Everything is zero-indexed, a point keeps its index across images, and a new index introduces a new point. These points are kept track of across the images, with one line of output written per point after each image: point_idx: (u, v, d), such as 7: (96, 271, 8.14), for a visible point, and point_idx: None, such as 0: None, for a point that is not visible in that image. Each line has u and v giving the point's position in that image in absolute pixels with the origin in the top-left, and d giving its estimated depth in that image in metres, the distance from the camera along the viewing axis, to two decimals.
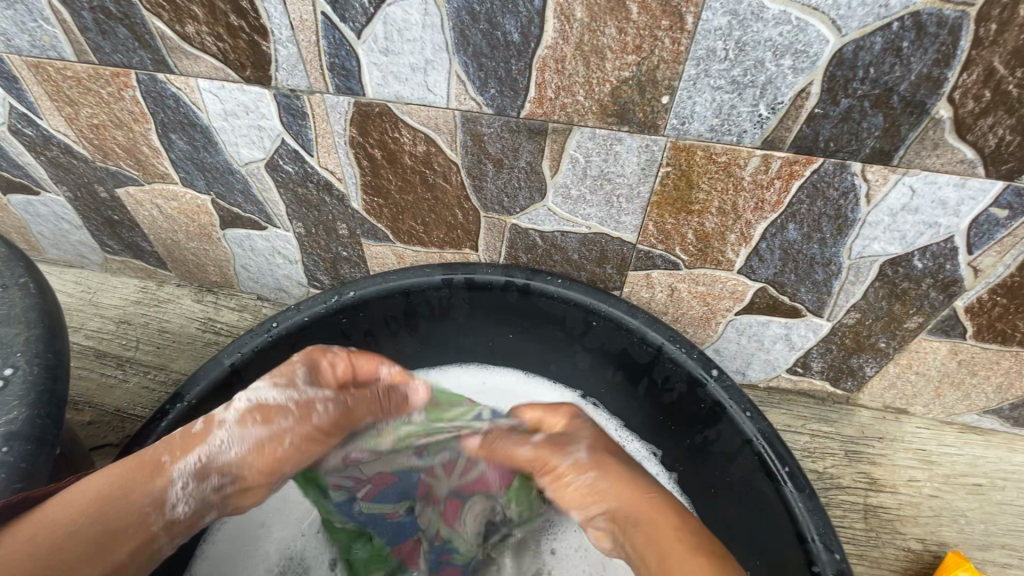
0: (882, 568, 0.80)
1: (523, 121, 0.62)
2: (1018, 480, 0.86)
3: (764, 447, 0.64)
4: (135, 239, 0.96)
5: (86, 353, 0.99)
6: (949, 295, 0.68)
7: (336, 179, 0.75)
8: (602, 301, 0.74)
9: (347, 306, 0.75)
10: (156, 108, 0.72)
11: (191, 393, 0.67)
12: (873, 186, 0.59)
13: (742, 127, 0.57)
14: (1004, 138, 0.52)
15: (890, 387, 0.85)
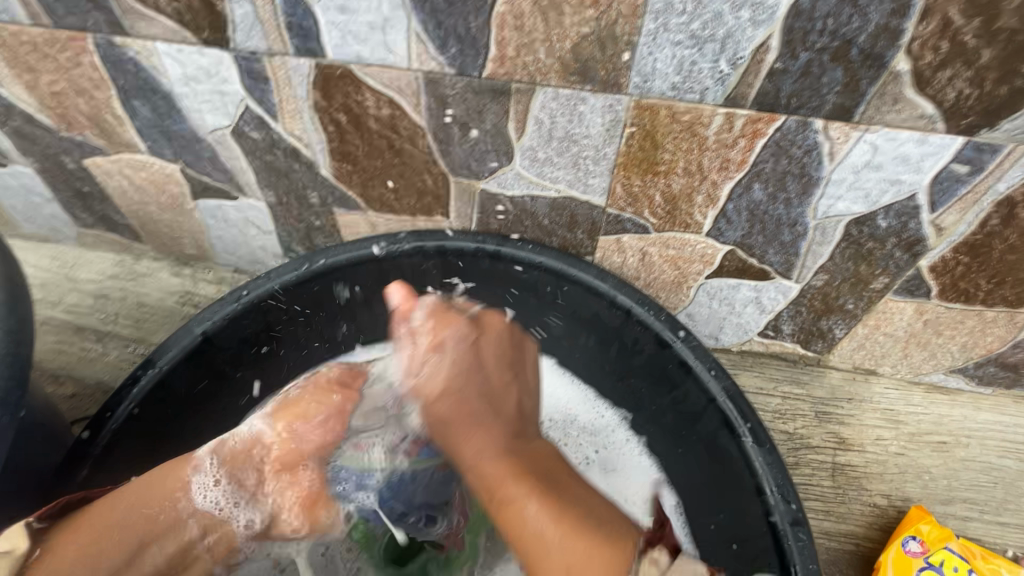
0: (846, 523, 0.83)
1: (486, 81, 0.61)
2: (981, 437, 0.88)
3: (727, 405, 0.65)
4: (108, 211, 0.95)
5: (66, 327, 0.99)
6: (913, 255, 0.69)
7: (304, 146, 0.74)
8: (572, 265, 0.74)
9: (319, 274, 0.75)
10: (115, 74, 0.70)
11: (162, 360, 0.68)
12: (836, 144, 0.59)
13: (704, 83, 0.56)
14: (963, 91, 0.52)
15: (859, 348, 0.87)
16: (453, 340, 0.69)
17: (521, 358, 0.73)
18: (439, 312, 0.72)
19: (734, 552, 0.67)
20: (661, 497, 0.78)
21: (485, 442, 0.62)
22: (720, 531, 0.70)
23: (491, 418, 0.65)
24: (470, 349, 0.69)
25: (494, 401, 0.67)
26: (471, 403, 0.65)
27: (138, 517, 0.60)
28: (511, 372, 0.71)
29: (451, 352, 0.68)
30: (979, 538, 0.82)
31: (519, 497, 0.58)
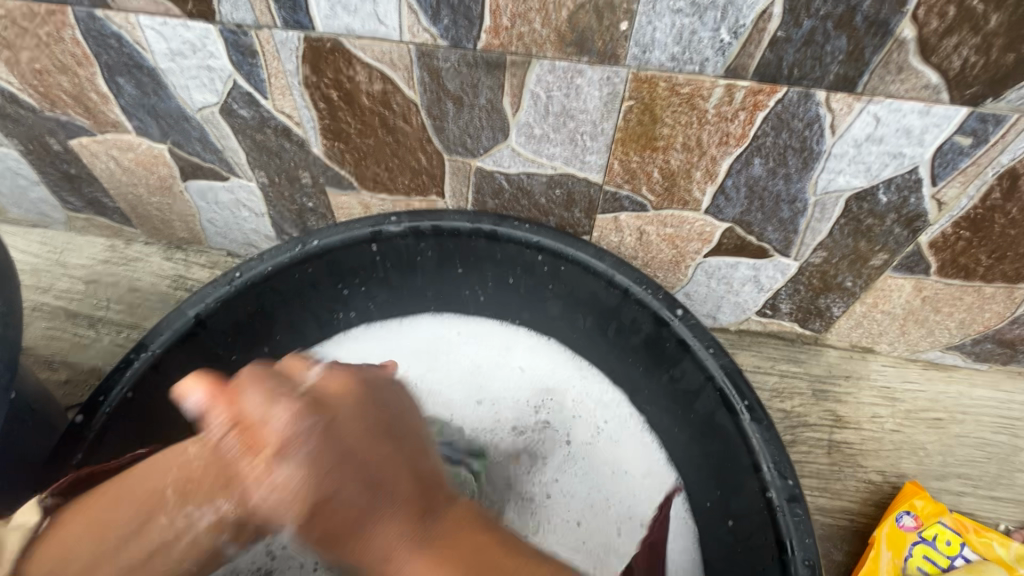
0: (843, 499, 0.83)
1: (480, 54, 0.59)
2: (976, 413, 0.89)
3: (725, 383, 0.65)
4: (96, 194, 0.94)
5: (57, 313, 0.97)
6: (913, 230, 0.68)
7: (294, 123, 0.72)
8: (570, 245, 0.73)
9: (312, 255, 0.74)
10: (98, 49, 0.68)
11: (155, 343, 0.67)
12: (838, 116, 0.58)
13: (704, 54, 0.55)
14: (968, 59, 0.51)
15: (857, 326, 0.87)
16: (315, 376, 0.51)
17: (385, 405, 0.53)
18: (250, 378, 0.49)
19: (730, 529, 0.68)
20: (660, 475, 0.79)
21: (389, 529, 0.45)
22: (717, 508, 0.71)
23: (368, 480, 0.46)
24: (328, 433, 0.47)
25: (387, 422, 0.52)
26: (344, 460, 0.46)
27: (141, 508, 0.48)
28: (388, 442, 0.50)
29: (339, 400, 0.50)
30: (973, 512, 0.83)
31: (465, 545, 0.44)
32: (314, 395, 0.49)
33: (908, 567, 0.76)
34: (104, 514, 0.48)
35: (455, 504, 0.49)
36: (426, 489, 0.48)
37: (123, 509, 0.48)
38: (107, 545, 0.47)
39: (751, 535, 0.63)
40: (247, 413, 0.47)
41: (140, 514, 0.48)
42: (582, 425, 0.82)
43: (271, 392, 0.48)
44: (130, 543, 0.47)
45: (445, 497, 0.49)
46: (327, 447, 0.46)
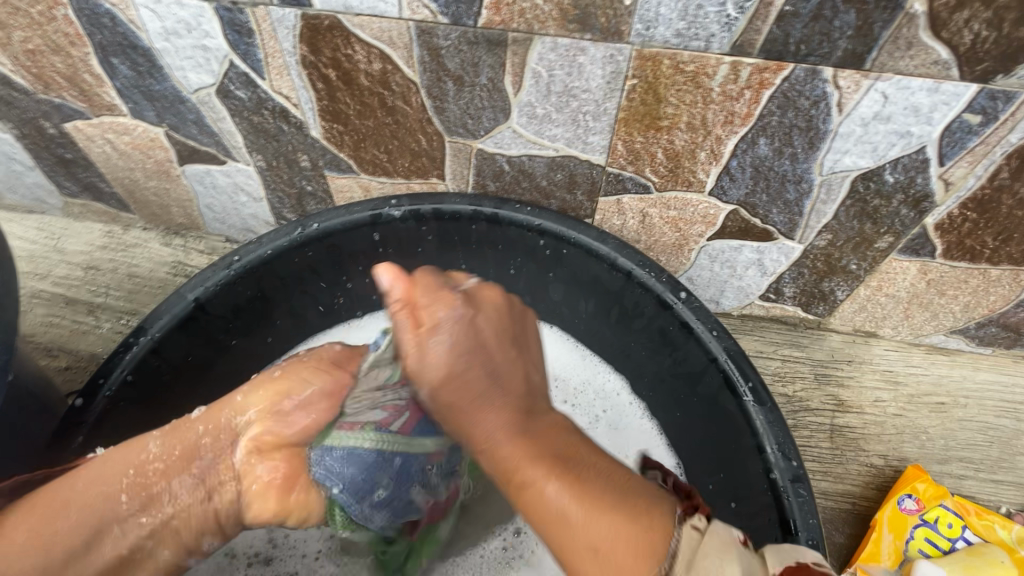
0: (844, 483, 0.83)
1: (481, 31, 0.58)
2: (979, 397, 0.88)
3: (728, 365, 0.64)
4: (92, 179, 0.93)
5: (56, 300, 0.97)
6: (920, 212, 0.67)
7: (292, 105, 0.71)
8: (572, 228, 0.72)
9: (312, 239, 0.73)
10: (92, 29, 0.67)
11: (155, 327, 0.67)
12: (845, 94, 0.57)
13: (710, 30, 0.54)
14: (979, 34, 0.50)
15: (860, 310, 0.86)
16: (448, 313, 0.56)
17: (521, 331, 0.60)
18: (427, 286, 0.58)
19: (732, 511, 0.68)
20: (662, 460, 0.79)
21: (495, 416, 0.50)
22: (719, 491, 0.71)
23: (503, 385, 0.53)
24: (467, 322, 0.56)
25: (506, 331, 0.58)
26: (473, 372, 0.53)
27: (98, 497, 0.51)
28: (513, 349, 0.57)
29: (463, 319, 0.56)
30: (974, 496, 0.83)
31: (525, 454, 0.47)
32: (470, 320, 0.56)
33: (909, 550, 0.77)
34: (64, 500, 0.51)
35: (552, 415, 0.53)
36: (529, 408, 0.52)
37: (74, 509, 0.50)
38: (55, 551, 0.49)
39: (753, 517, 0.63)
40: (432, 323, 0.55)
41: (92, 520, 0.50)
42: (580, 414, 0.83)
43: (466, 312, 0.56)
44: (76, 551, 0.50)
45: (543, 412, 0.53)
46: (443, 325, 0.55)
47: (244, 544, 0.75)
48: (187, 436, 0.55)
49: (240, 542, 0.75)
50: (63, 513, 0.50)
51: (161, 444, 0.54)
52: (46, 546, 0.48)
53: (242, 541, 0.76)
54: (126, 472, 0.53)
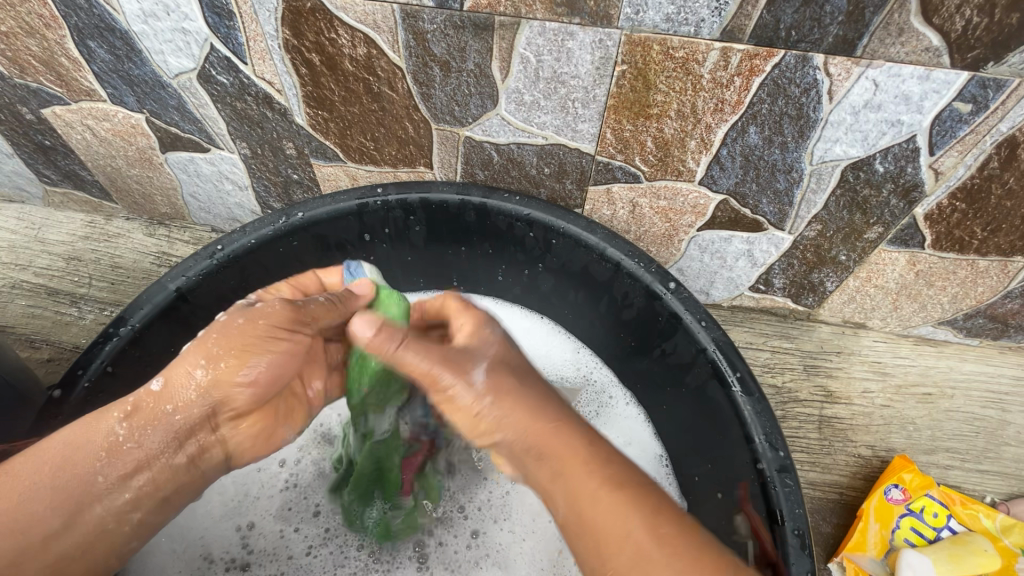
0: (833, 473, 0.84)
1: (467, 15, 0.57)
2: (965, 388, 0.89)
3: (716, 355, 0.64)
4: (72, 166, 0.91)
5: (37, 291, 0.95)
6: (909, 202, 0.67)
7: (275, 91, 0.70)
8: (560, 217, 0.71)
9: (297, 228, 0.72)
10: (67, 11, 0.65)
11: (135, 317, 0.65)
12: (836, 82, 0.56)
13: (700, 14, 0.53)
14: (971, 20, 0.49)
15: (849, 301, 0.86)
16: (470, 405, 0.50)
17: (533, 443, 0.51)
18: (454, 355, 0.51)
19: (718, 502, 0.67)
20: (648, 452, 0.79)
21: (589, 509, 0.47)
22: (705, 483, 0.71)
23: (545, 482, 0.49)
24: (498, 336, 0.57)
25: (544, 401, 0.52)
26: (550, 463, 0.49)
27: (71, 481, 0.48)
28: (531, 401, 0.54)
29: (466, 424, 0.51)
30: (960, 485, 0.83)
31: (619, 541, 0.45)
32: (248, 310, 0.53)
33: (895, 539, 0.77)
34: (27, 491, 0.46)
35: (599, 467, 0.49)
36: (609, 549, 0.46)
37: (47, 496, 0.47)
38: (29, 542, 0.45)
39: (740, 508, 0.63)
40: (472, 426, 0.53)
41: (65, 496, 0.47)
42: None
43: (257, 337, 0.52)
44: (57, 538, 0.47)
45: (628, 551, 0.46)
46: (202, 397, 0.51)
47: (221, 547, 0.73)
48: (156, 419, 0.51)
49: (218, 546, 0.73)
50: (28, 497, 0.46)
51: (125, 423, 0.50)
52: (21, 534, 0.45)
53: (219, 544, 0.73)
54: (96, 456, 0.49)
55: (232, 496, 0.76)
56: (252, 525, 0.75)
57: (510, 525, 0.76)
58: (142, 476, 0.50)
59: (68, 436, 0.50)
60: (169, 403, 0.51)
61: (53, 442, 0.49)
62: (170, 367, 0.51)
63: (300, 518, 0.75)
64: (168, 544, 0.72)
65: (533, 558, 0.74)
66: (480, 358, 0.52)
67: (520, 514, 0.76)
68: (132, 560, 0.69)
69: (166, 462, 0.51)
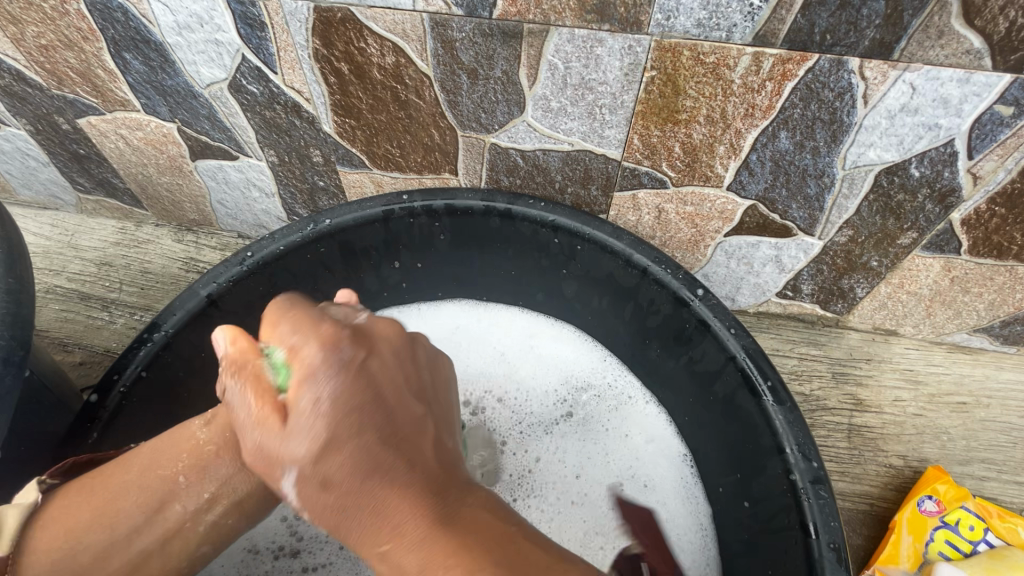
0: (863, 484, 0.82)
1: (496, 23, 0.57)
2: (1002, 398, 0.86)
3: (747, 364, 0.63)
4: (105, 174, 0.93)
5: (71, 295, 0.97)
6: (946, 207, 0.66)
7: (304, 100, 0.71)
8: (586, 224, 0.71)
9: (324, 235, 0.73)
10: (105, 24, 0.67)
11: (168, 323, 0.67)
12: (871, 86, 0.55)
13: (732, 19, 0.52)
14: (1016, 22, 0.48)
15: (880, 308, 0.85)
16: (327, 381, 0.40)
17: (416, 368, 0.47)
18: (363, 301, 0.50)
19: (746, 510, 0.67)
20: (671, 450, 0.78)
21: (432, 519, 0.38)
22: (731, 493, 0.70)
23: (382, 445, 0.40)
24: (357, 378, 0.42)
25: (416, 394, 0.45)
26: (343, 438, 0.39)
27: (156, 480, 0.52)
28: (417, 405, 0.44)
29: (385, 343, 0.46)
30: (997, 498, 0.81)
31: None
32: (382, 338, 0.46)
33: (929, 552, 0.75)
34: (123, 493, 0.51)
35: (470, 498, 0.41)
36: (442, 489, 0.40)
37: (132, 496, 0.51)
38: (118, 533, 0.50)
39: (774, 515, 0.61)
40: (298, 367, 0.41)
41: (154, 498, 0.52)
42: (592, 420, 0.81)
43: None
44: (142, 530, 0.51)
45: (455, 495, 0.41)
46: None
47: (267, 539, 0.74)
48: None
49: (263, 538, 0.74)
50: (122, 497, 0.51)
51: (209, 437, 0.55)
52: (111, 526, 0.50)
53: (265, 535, 0.74)
54: (179, 456, 0.53)
55: None
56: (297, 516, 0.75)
57: (541, 506, 0.76)
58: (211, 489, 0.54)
59: (157, 444, 0.55)
60: None
61: (144, 448, 0.54)
62: None
63: None
64: None
65: (566, 540, 0.73)
66: (370, 345, 0.44)
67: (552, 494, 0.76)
68: None
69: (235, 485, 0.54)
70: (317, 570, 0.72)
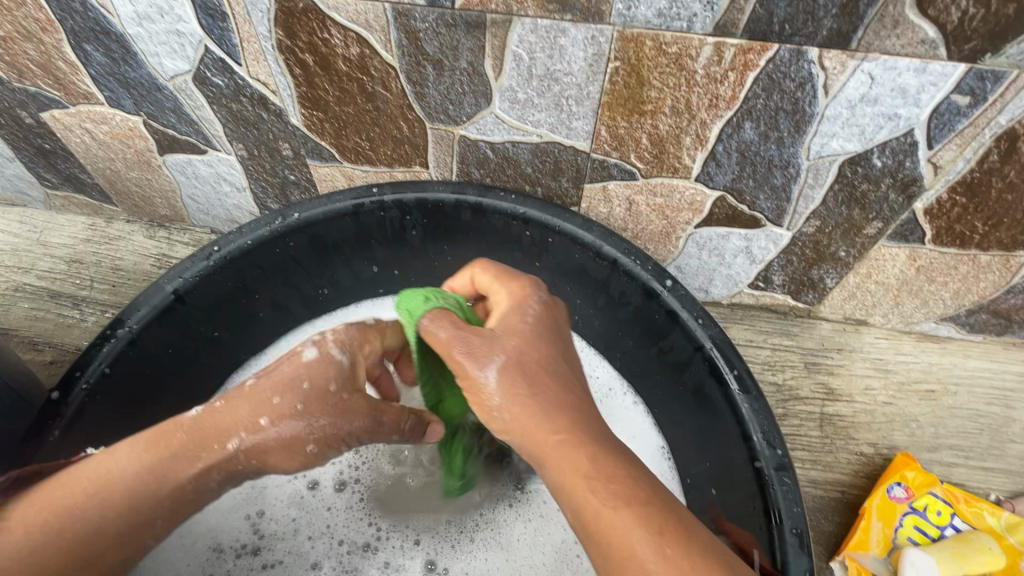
0: (835, 472, 0.83)
1: (459, 13, 0.57)
2: (969, 385, 0.88)
3: (714, 353, 0.64)
4: (72, 170, 0.91)
5: (40, 293, 0.96)
6: (909, 197, 0.66)
7: (271, 92, 0.70)
8: (557, 216, 0.71)
9: (293, 230, 0.72)
10: (63, 14, 0.65)
11: (133, 318, 0.66)
12: (831, 76, 0.55)
13: (692, 9, 0.52)
14: (967, 11, 0.48)
15: (850, 298, 0.86)
16: (492, 372, 0.50)
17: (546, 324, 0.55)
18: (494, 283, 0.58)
19: (714, 497, 0.67)
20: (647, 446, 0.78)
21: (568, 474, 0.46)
22: (701, 481, 0.71)
23: (575, 390, 0.51)
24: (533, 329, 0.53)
25: (554, 364, 0.52)
26: (546, 384, 0.50)
27: (133, 523, 0.50)
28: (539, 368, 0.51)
29: (512, 327, 0.53)
30: (964, 483, 0.82)
31: (623, 530, 0.43)
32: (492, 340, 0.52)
33: (898, 538, 0.77)
34: (94, 521, 0.48)
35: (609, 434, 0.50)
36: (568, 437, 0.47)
37: (109, 530, 0.49)
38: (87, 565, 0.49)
39: (738, 504, 0.62)
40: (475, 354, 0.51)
41: (129, 535, 0.50)
42: None
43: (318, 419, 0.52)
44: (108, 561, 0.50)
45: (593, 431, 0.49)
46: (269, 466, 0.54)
47: (231, 536, 0.73)
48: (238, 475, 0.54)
49: (228, 536, 0.73)
50: (95, 529, 0.48)
51: (196, 476, 0.51)
52: (79, 560, 0.48)
53: (229, 533, 0.73)
54: (161, 502, 0.51)
55: (240, 490, 0.76)
56: (262, 513, 0.75)
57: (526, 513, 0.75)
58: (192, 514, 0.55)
59: (135, 471, 0.50)
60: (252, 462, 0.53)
61: (117, 479, 0.49)
62: (253, 444, 0.52)
63: (313, 505, 0.76)
64: (175, 539, 0.72)
65: (540, 544, 0.74)
66: (500, 351, 0.51)
67: (524, 496, 0.76)
68: (141, 557, 0.70)
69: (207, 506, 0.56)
70: (276, 568, 0.72)
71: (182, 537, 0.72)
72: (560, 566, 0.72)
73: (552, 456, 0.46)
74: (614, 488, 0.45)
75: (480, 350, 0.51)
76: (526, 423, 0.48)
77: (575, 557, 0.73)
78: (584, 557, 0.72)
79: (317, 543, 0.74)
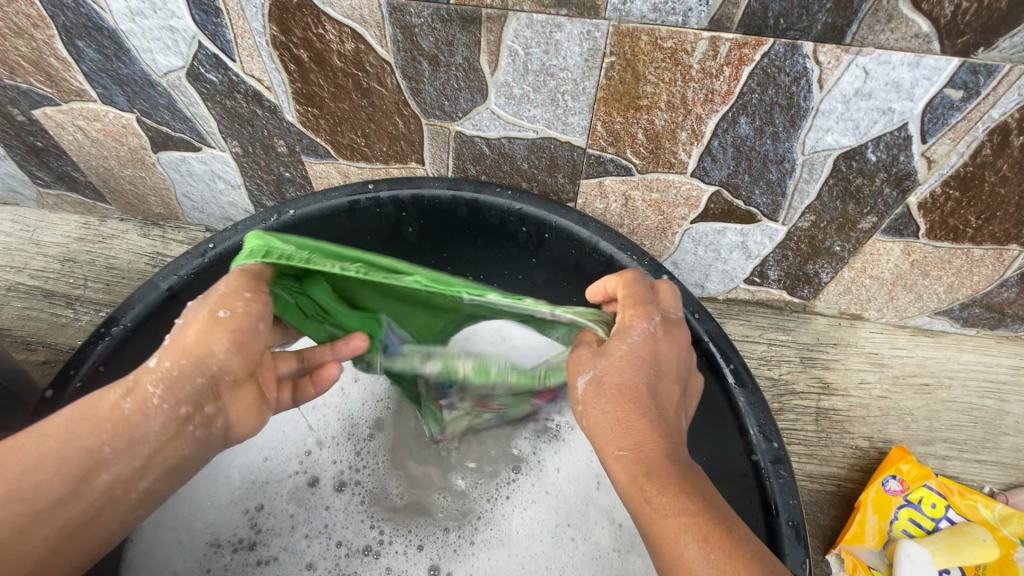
0: (830, 465, 0.83)
1: (454, 8, 0.56)
2: (962, 378, 0.89)
3: (710, 347, 0.64)
4: (65, 168, 0.91)
5: (33, 292, 0.95)
6: (903, 191, 0.67)
7: (265, 88, 0.69)
8: (553, 212, 0.71)
9: (289, 227, 0.72)
10: (54, 10, 0.65)
11: (127, 316, 0.65)
12: (826, 70, 0.56)
13: (687, 4, 0.52)
14: (960, 5, 0.48)
15: (845, 292, 0.86)
16: (580, 381, 0.50)
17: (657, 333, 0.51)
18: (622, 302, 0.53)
19: None
20: None
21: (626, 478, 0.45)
22: None
23: (660, 409, 0.47)
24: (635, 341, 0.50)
25: (644, 376, 0.48)
26: (622, 396, 0.48)
27: (77, 451, 0.44)
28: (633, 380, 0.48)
29: (614, 346, 0.50)
30: (958, 476, 0.83)
31: (671, 535, 0.41)
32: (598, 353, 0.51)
33: (893, 531, 0.77)
34: (38, 455, 0.43)
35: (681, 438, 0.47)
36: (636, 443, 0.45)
37: (50, 466, 0.43)
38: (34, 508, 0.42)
39: (733, 496, 0.62)
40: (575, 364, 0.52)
41: (76, 471, 0.44)
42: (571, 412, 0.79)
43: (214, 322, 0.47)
44: (61, 508, 0.44)
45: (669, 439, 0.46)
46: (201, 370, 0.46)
47: (229, 532, 0.73)
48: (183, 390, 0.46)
49: (225, 532, 0.73)
50: (35, 467, 0.43)
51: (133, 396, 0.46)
52: (27, 499, 0.42)
53: (227, 529, 0.73)
54: (104, 427, 0.45)
55: (239, 484, 0.75)
56: (261, 508, 0.75)
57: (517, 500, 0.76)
58: (151, 457, 0.47)
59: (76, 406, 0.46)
60: (184, 373, 0.46)
61: (60, 412, 0.46)
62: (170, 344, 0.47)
63: (313, 502, 0.75)
64: (172, 534, 0.71)
65: (536, 532, 0.74)
66: (593, 364, 0.50)
67: (525, 486, 0.76)
68: (137, 552, 0.69)
69: (173, 446, 0.48)
70: (274, 564, 0.72)
71: (181, 532, 0.72)
72: (561, 554, 0.72)
73: (616, 465, 0.46)
74: (665, 498, 0.42)
75: (578, 363, 0.52)
76: (596, 429, 0.48)
77: (570, 541, 0.73)
78: (578, 542, 0.73)
79: (314, 541, 0.73)
